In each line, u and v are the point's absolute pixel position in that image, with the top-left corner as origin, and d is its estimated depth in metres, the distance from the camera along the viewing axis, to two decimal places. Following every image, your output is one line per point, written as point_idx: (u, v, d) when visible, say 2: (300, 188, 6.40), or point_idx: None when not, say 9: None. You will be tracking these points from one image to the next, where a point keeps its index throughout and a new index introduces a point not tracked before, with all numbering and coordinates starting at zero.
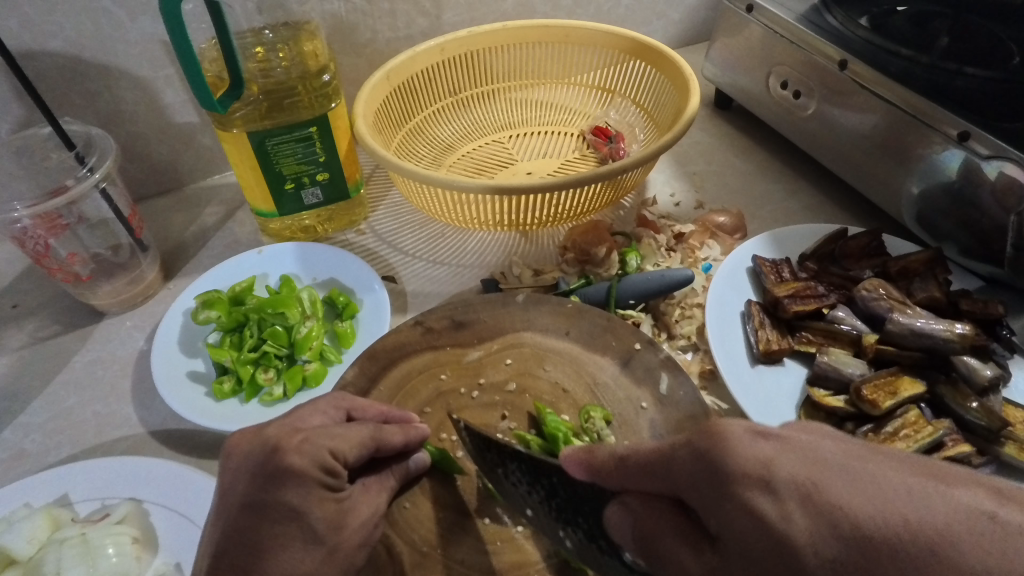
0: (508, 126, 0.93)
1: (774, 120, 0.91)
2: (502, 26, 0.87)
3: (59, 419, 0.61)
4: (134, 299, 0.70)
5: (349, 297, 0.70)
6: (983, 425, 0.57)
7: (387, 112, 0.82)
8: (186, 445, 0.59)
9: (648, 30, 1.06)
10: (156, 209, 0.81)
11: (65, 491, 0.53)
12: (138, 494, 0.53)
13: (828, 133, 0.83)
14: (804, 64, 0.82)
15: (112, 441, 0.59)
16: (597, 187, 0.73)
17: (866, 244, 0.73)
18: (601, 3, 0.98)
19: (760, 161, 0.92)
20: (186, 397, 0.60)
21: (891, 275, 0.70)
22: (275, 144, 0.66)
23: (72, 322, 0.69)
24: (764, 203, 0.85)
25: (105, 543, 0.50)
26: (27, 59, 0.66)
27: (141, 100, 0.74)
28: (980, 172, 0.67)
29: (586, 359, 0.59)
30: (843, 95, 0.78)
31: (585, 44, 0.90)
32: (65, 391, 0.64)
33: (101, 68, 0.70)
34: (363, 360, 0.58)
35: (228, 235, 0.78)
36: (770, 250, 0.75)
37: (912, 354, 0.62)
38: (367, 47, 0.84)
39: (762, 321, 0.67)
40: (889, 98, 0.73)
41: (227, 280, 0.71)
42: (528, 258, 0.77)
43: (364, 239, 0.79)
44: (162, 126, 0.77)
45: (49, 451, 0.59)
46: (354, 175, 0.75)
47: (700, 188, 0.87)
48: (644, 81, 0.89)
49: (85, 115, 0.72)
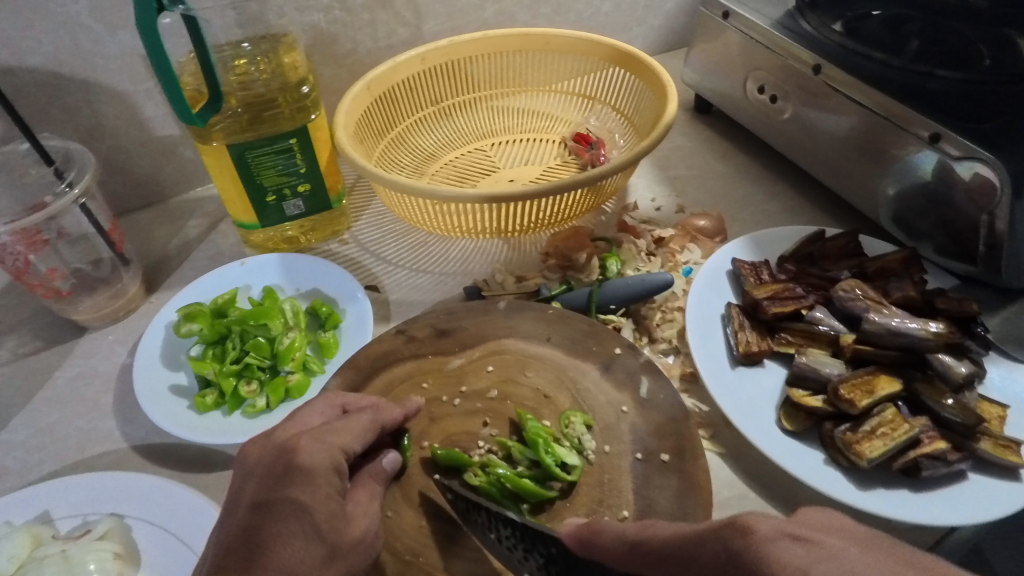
0: (491, 134, 0.94)
1: (752, 123, 0.92)
2: (483, 35, 0.88)
3: (41, 436, 0.61)
4: (117, 314, 0.70)
5: (332, 307, 0.70)
6: (960, 421, 0.58)
7: (369, 123, 0.82)
8: (169, 459, 0.59)
9: (628, 37, 1.07)
10: (139, 222, 0.81)
11: (45, 508, 0.53)
12: (121, 510, 0.53)
13: (805, 136, 0.84)
14: (780, 68, 0.83)
15: (94, 457, 0.59)
16: (578, 194, 0.74)
17: (844, 245, 0.74)
18: (580, 10, 0.99)
19: (740, 165, 0.93)
20: (169, 411, 0.60)
21: (869, 275, 0.71)
22: (256, 156, 0.66)
23: (55, 337, 0.69)
24: (744, 206, 0.86)
25: (86, 558, 0.50)
26: (5, 75, 0.66)
27: (121, 113, 0.74)
28: (954, 173, 0.68)
29: (568, 365, 0.60)
30: (818, 98, 0.80)
31: (565, 52, 0.91)
32: (47, 407, 0.63)
33: (80, 83, 0.70)
34: (345, 369, 0.58)
35: (211, 247, 0.78)
36: (750, 252, 0.76)
37: (889, 353, 0.63)
38: (348, 58, 0.84)
39: (742, 323, 0.68)
40: (862, 100, 0.75)
41: (209, 293, 0.71)
42: (511, 265, 0.77)
43: (347, 248, 0.79)
44: (143, 139, 0.77)
45: (31, 468, 0.58)
46: (335, 186, 0.75)
47: (681, 192, 0.88)
48: (624, 88, 0.90)
49: (65, 130, 0.72)
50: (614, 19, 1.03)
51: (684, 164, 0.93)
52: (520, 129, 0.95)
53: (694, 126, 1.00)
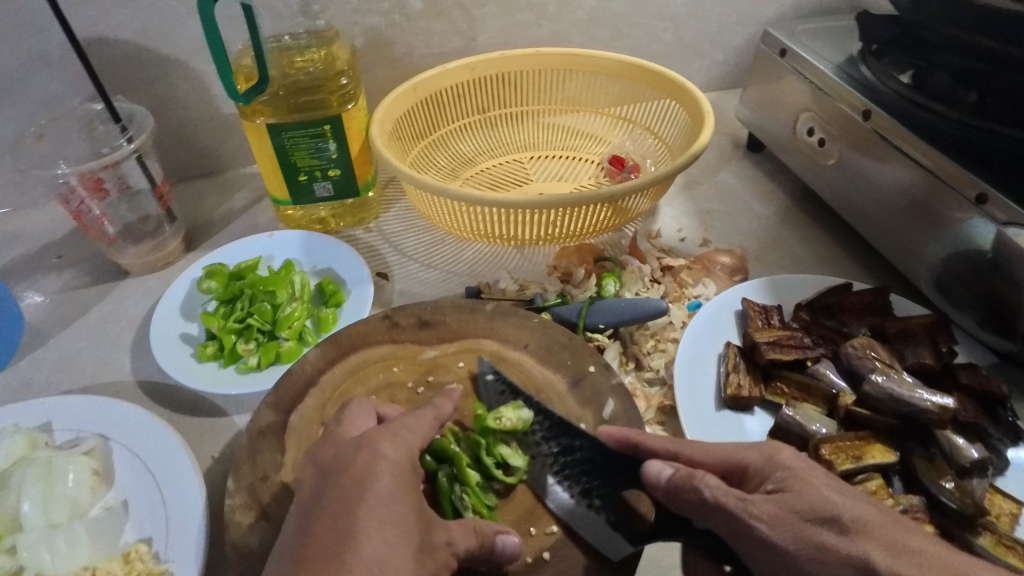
0: (531, 148, 0.96)
1: (798, 166, 0.89)
2: (535, 52, 0.91)
3: (67, 359, 0.69)
4: (156, 264, 0.78)
5: (339, 286, 0.74)
6: (956, 508, 0.53)
7: (410, 122, 0.87)
8: (163, 398, 0.65)
9: (688, 69, 1.07)
10: (196, 189, 0.90)
11: (48, 419, 0.60)
12: (108, 433, 0.58)
13: (848, 185, 0.80)
14: (830, 111, 0.80)
15: (104, 384, 0.66)
16: (592, 212, 0.74)
17: (869, 301, 0.69)
18: (639, 37, 1.00)
19: (780, 207, 0.89)
20: (172, 355, 0.66)
21: (888, 336, 0.66)
22: (291, 137, 0.72)
23: (101, 277, 0.78)
24: (773, 248, 0.83)
25: (67, 468, 0.55)
26: (101, 45, 0.75)
27: (194, 89, 0.82)
28: (1011, 243, 0.62)
29: (538, 373, 0.60)
30: (865, 146, 0.76)
31: (614, 75, 0.92)
32: (79, 335, 0.71)
33: (162, 59, 0.79)
34: (326, 342, 0.61)
35: (250, 218, 0.85)
36: (764, 295, 0.73)
37: (888, 421, 0.58)
38: (402, 61, 0.90)
39: (736, 364, 0.65)
40: (910, 152, 0.70)
41: (235, 257, 0.77)
42: (518, 273, 0.78)
43: (369, 236, 0.84)
44: (210, 115, 0.85)
45: (52, 385, 0.66)
46: (366, 176, 0.79)
47: (709, 226, 0.86)
48: (668, 116, 0.89)
49: (145, 98, 0.81)
50: (673, 50, 1.03)
51: (720, 200, 0.90)
52: (561, 146, 0.96)
53: (741, 163, 0.97)
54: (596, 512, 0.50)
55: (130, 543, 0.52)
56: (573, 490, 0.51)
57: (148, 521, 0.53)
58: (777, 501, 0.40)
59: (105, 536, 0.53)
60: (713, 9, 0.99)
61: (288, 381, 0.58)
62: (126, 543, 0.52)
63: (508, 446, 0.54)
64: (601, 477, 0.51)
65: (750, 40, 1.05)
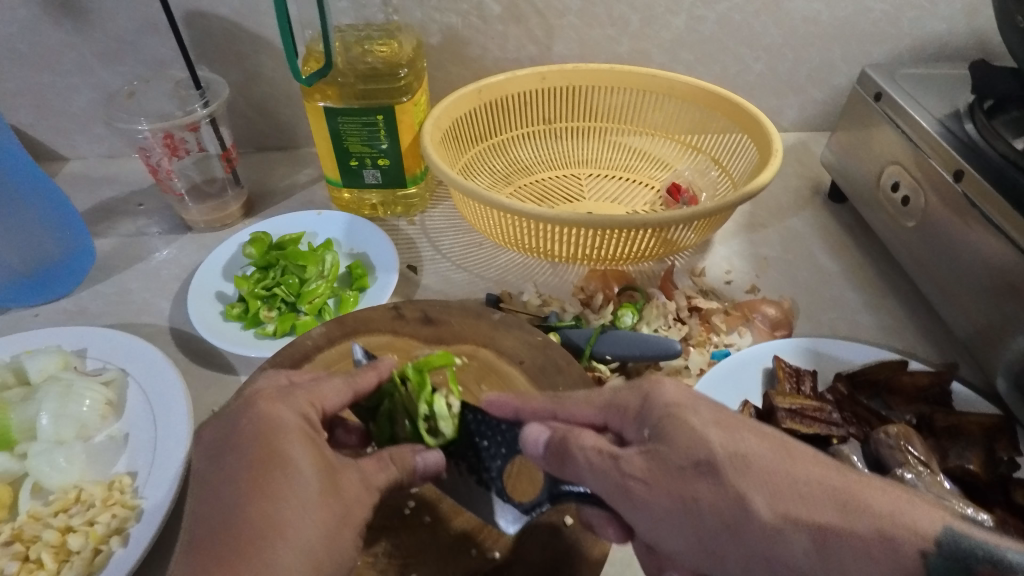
0: (591, 164, 0.93)
1: (877, 223, 0.80)
2: (609, 68, 0.88)
3: (120, 296, 0.76)
4: (215, 224, 0.84)
5: (367, 272, 0.75)
6: None
7: (470, 123, 0.87)
8: (186, 347, 0.69)
9: (779, 104, 1.00)
10: (270, 160, 0.96)
11: (84, 345, 0.66)
12: (128, 369, 0.63)
13: (929, 251, 0.71)
14: (920, 168, 0.71)
15: (141, 325, 0.72)
16: (629, 240, 0.71)
17: (922, 386, 0.61)
18: (727, 64, 0.95)
19: (849, 265, 0.81)
20: (201, 308, 0.70)
21: (935, 430, 0.58)
22: (346, 122, 0.75)
23: (168, 228, 0.85)
24: (829, 308, 0.75)
25: (84, 393, 0.60)
26: (202, 19, 0.82)
27: (278, 68, 0.87)
28: None
29: (526, 392, 0.58)
30: (954, 210, 0.66)
31: (688, 101, 0.88)
32: (136, 276, 0.78)
33: (253, 37, 0.84)
34: (331, 322, 0.63)
35: (308, 194, 0.90)
36: (802, 356, 0.66)
37: None
38: (476, 62, 0.91)
39: (748, 425, 0.59)
40: (1004, 226, 0.61)
41: (283, 228, 0.81)
42: (544, 288, 0.76)
43: (411, 228, 0.85)
44: (290, 94, 0.90)
45: (101, 316, 0.73)
46: (415, 169, 0.81)
47: (760, 273, 0.79)
48: (739, 150, 0.84)
49: (235, 72, 0.87)
50: (764, 82, 0.97)
51: (782, 247, 0.83)
52: (623, 167, 0.93)
53: (817, 211, 0.89)
54: (488, 492, 0.50)
55: (119, 473, 0.56)
56: (461, 467, 0.52)
57: (139, 456, 0.57)
58: (651, 454, 0.40)
59: (101, 461, 0.58)
60: (814, 43, 0.92)
61: (286, 351, 0.60)
62: (115, 472, 0.56)
63: (446, 400, 0.53)
64: (489, 442, 0.51)
65: (854, 81, 0.96)
